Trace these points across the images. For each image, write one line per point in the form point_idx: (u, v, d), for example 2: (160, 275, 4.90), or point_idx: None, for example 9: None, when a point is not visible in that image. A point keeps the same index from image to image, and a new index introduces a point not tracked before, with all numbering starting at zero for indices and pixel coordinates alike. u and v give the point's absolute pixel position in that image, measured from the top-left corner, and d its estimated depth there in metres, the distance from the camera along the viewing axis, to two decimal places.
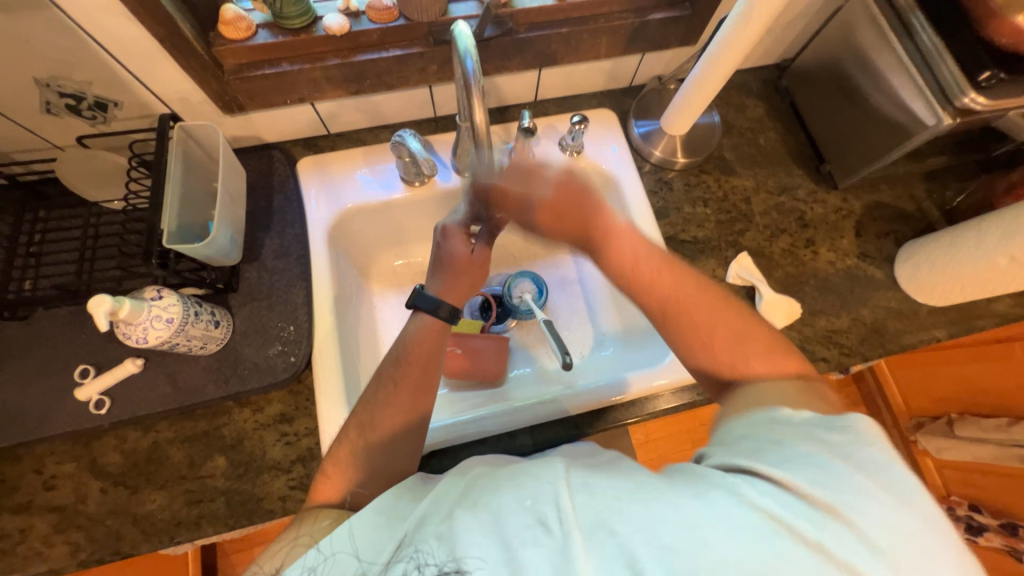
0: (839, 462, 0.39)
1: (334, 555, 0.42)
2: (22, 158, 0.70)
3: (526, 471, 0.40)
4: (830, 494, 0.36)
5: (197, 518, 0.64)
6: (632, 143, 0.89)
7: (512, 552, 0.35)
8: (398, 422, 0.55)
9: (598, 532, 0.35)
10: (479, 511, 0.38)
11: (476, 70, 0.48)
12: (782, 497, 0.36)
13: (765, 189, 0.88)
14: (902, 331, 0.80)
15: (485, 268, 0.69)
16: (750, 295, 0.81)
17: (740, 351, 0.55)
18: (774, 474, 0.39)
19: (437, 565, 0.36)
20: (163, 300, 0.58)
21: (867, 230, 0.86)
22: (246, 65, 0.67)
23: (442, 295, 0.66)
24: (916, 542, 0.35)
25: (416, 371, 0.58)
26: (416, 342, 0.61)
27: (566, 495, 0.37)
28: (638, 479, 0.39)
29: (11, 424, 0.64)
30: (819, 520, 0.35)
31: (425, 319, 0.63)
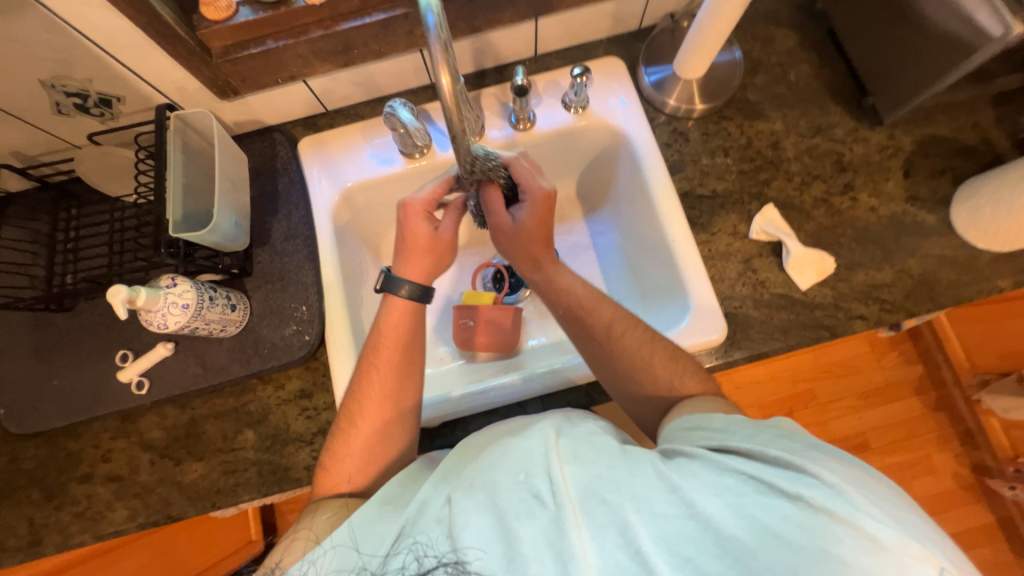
0: (791, 436, 0.47)
1: (335, 547, 0.48)
2: (48, 160, 0.74)
3: (516, 450, 0.46)
4: (790, 454, 0.44)
5: (234, 485, 0.69)
6: (643, 93, 0.82)
7: (511, 525, 0.41)
8: (384, 406, 0.62)
9: (591, 501, 0.42)
10: (475, 488, 0.45)
11: (438, 25, 0.44)
12: (752, 465, 0.44)
13: (796, 131, 0.79)
14: (957, 282, 0.71)
15: (451, 245, 0.68)
16: (776, 251, 0.74)
17: (675, 370, 0.63)
18: (741, 451, 0.46)
19: (437, 556, 0.43)
20: (177, 287, 0.61)
21: (917, 170, 0.76)
22: (233, 47, 0.66)
23: (403, 274, 0.66)
24: (872, 481, 0.42)
25: (388, 352, 0.64)
26: (388, 325, 0.65)
27: (557, 467, 0.44)
28: (623, 453, 0.46)
29: (69, 405, 0.71)
30: (793, 478, 0.42)
31: (395, 300, 0.66)
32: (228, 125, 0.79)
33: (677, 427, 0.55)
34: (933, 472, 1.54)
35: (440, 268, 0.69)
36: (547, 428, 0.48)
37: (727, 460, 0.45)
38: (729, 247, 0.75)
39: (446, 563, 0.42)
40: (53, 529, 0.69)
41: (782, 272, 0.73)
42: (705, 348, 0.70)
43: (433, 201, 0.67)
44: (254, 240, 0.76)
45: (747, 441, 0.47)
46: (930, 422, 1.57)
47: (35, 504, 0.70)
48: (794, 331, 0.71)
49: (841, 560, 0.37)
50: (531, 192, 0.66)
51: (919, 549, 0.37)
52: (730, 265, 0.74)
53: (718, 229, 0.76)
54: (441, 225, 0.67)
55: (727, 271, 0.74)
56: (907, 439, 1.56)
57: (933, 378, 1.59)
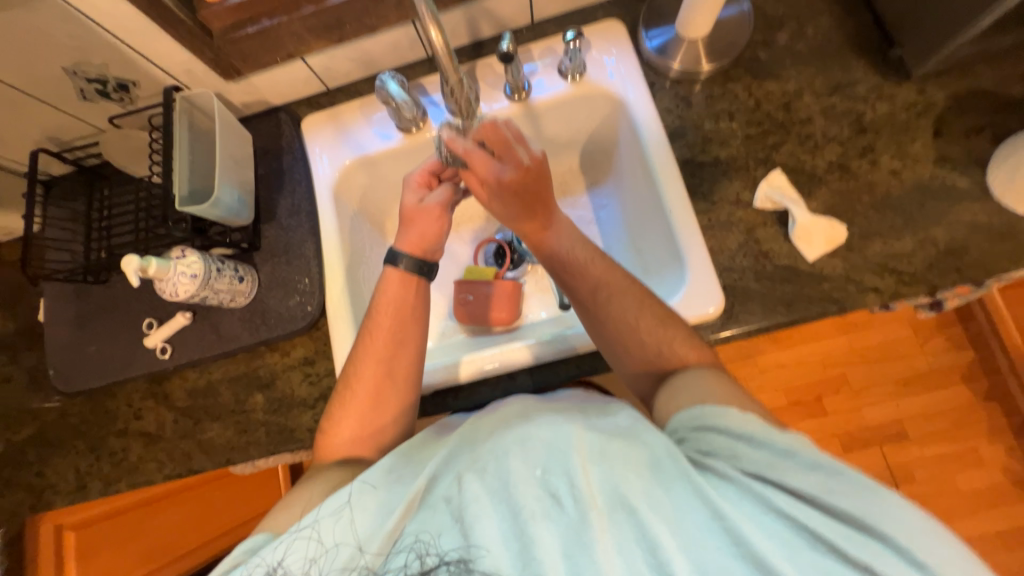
0: (853, 471, 0.45)
1: (335, 547, 0.49)
2: (81, 144, 0.81)
3: (537, 441, 0.49)
4: (858, 510, 0.43)
5: (246, 443, 0.75)
6: (645, 58, 0.78)
7: (532, 522, 0.45)
8: (377, 370, 0.65)
9: (618, 509, 0.45)
10: (492, 477, 0.48)
11: None
12: (801, 508, 0.43)
13: (811, 91, 0.73)
14: (990, 252, 0.65)
15: (439, 213, 0.69)
16: (783, 220, 0.70)
17: (666, 340, 0.62)
18: (790, 487, 0.45)
19: (453, 550, 0.47)
20: (186, 258, 0.66)
21: (951, 128, 0.69)
22: (231, 28, 0.68)
23: (402, 247, 0.69)
24: (952, 547, 0.41)
25: (386, 318, 0.66)
26: (384, 292, 0.68)
27: (584, 473, 0.46)
28: (651, 459, 0.47)
29: (105, 366, 0.79)
30: (860, 542, 0.42)
31: (391, 272, 0.68)
32: (236, 107, 0.82)
33: (693, 415, 0.52)
34: (981, 465, 1.43)
35: (439, 239, 0.70)
36: (572, 424, 0.50)
37: (774, 495, 0.44)
38: (730, 217, 0.71)
39: (449, 561, 0.46)
40: (95, 476, 0.78)
41: (788, 242, 0.69)
42: (703, 322, 0.68)
43: (427, 176, 0.71)
44: (261, 216, 0.80)
45: (800, 476, 0.45)
46: (979, 411, 1.45)
47: (80, 454, 0.79)
48: (799, 304, 0.67)
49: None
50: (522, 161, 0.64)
51: None
52: (732, 236, 0.70)
53: (720, 198, 0.72)
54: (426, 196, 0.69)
55: (728, 242, 0.70)
56: (951, 429, 1.45)
57: (986, 364, 1.46)
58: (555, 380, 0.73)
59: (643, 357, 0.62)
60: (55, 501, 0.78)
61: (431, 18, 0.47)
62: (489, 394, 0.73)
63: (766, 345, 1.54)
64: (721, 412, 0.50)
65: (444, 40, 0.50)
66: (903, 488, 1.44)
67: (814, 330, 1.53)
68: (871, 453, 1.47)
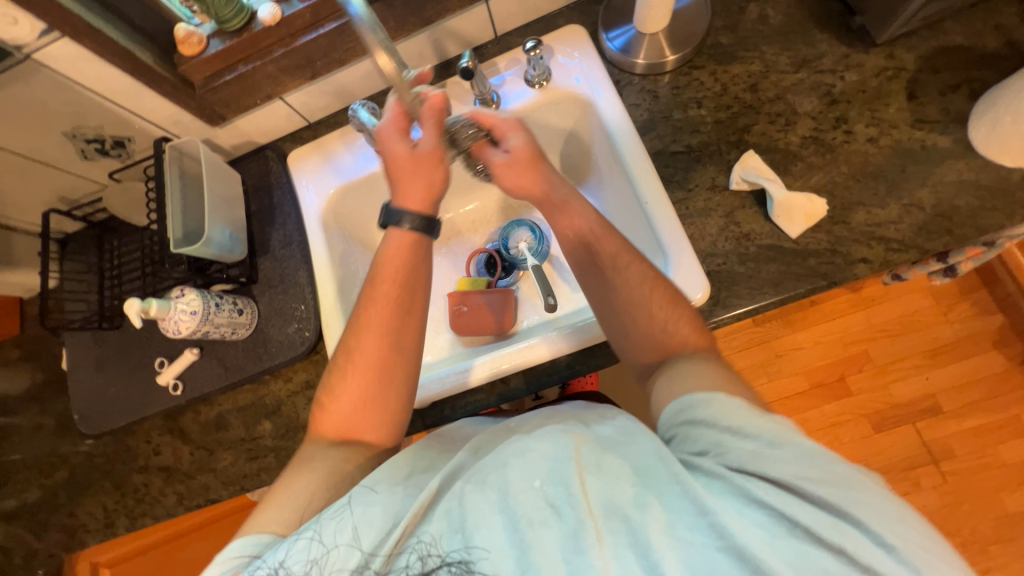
0: (830, 460, 0.44)
1: (334, 548, 0.47)
2: (87, 200, 0.87)
3: (536, 452, 0.49)
4: (833, 495, 0.42)
5: (257, 470, 0.77)
6: (609, 58, 0.79)
7: (527, 531, 0.44)
8: (376, 354, 0.62)
9: (612, 516, 0.45)
10: (491, 487, 0.47)
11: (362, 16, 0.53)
12: (788, 500, 0.42)
13: (777, 69, 0.72)
14: (981, 209, 0.63)
15: (436, 158, 0.64)
16: (761, 200, 0.69)
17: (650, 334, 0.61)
18: (772, 476, 0.43)
19: (451, 560, 0.45)
20: (185, 296, 0.70)
21: (926, 88, 0.67)
22: (211, 77, 0.73)
23: (403, 205, 0.65)
24: (920, 531, 0.41)
25: (388, 284, 0.64)
26: (388, 257, 0.65)
27: (580, 483, 0.46)
28: (643, 464, 0.47)
29: (124, 407, 0.83)
30: (843, 530, 0.41)
31: (395, 233, 0.65)
32: (226, 150, 0.87)
33: (683, 411, 0.51)
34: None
35: (436, 183, 0.65)
36: (569, 435, 0.50)
37: (757, 485, 0.43)
38: (708, 203, 0.70)
39: (451, 563, 0.45)
40: (122, 513, 0.81)
41: (769, 222, 0.68)
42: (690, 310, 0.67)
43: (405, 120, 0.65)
44: (256, 250, 0.84)
45: (778, 463, 0.44)
46: (1015, 377, 1.38)
47: (107, 492, 0.83)
48: (785, 283, 0.66)
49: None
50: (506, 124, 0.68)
51: None
52: (711, 221, 0.70)
53: (695, 185, 0.71)
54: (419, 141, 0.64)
55: (708, 228, 0.70)
56: (987, 398, 1.38)
57: (1016, 327, 1.39)
58: (548, 383, 0.73)
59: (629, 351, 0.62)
60: (88, 539, 0.82)
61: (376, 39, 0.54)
62: (485, 402, 0.74)
63: (780, 328, 1.50)
64: (710, 398, 0.50)
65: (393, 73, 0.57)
66: (943, 465, 1.37)
67: (827, 308, 1.48)
68: (904, 430, 1.40)
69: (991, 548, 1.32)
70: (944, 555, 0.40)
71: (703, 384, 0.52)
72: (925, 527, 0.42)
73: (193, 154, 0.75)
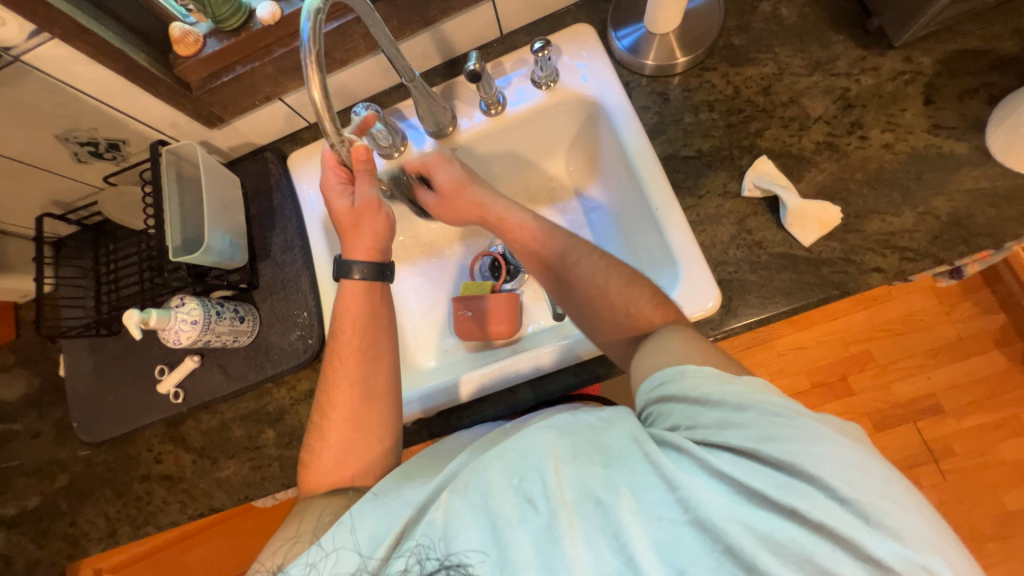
0: (789, 414, 0.44)
1: (335, 551, 0.49)
2: (82, 204, 0.85)
3: (513, 449, 0.49)
4: (788, 454, 0.42)
5: (261, 479, 0.76)
6: (618, 59, 0.77)
7: (507, 529, 0.45)
8: (353, 394, 0.64)
9: (585, 502, 0.45)
10: (471, 490, 0.48)
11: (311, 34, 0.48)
12: (746, 468, 0.42)
13: (791, 71, 0.71)
14: (998, 218, 0.62)
15: (374, 208, 0.66)
16: (773, 207, 0.68)
17: None
18: (734, 446, 0.44)
19: (438, 558, 0.46)
20: (185, 305, 0.68)
21: (943, 93, 0.66)
22: (208, 78, 0.70)
23: (352, 256, 0.67)
24: (882, 479, 0.40)
25: (349, 334, 0.66)
26: (345, 307, 0.67)
27: (555, 473, 0.46)
28: (615, 449, 0.48)
29: (124, 414, 0.82)
30: (796, 489, 0.40)
31: (349, 283, 0.67)
32: (224, 151, 0.85)
33: (652, 385, 0.51)
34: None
35: (381, 234, 0.68)
36: (546, 429, 0.50)
37: (719, 457, 0.44)
38: (719, 209, 0.69)
39: (450, 566, 0.45)
40: (124, 522, 0.80)
41: (782, 230, 0.67)
42: (701, 320, 0.66)
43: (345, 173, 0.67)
44: (256, 255, 0.82)
45: (737, 433, 0.44)
46: (1016, 377, 1.38)
47: (108, 501, 0.82)
48: (798, 292, 0.65)
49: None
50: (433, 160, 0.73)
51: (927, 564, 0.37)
52: (722, 229, 0.69)
53: (706, 191, 0.70)
54: (355, 196, 0.67)
55: (719, 235, 0.68)
56: (987, 397, 1.39)
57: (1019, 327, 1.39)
58: (556, 392, 0.72)
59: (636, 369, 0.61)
60: (90, 548, 0.81)
61: (316, 59, 0.48)
62: (492, 411, 0.73)
63: (783, 328, 1.49)
64: (680, 368, 0.50)
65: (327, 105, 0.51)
66: (943, 464, 1.38)
67: (830, 308, 1.48)
68: (904, 429, 1.41)
69: (989, 545, 1.33)
70: (906, 500, 0.39)
71: (672, 358, 0.52)
72: (886, 471, 0.41)
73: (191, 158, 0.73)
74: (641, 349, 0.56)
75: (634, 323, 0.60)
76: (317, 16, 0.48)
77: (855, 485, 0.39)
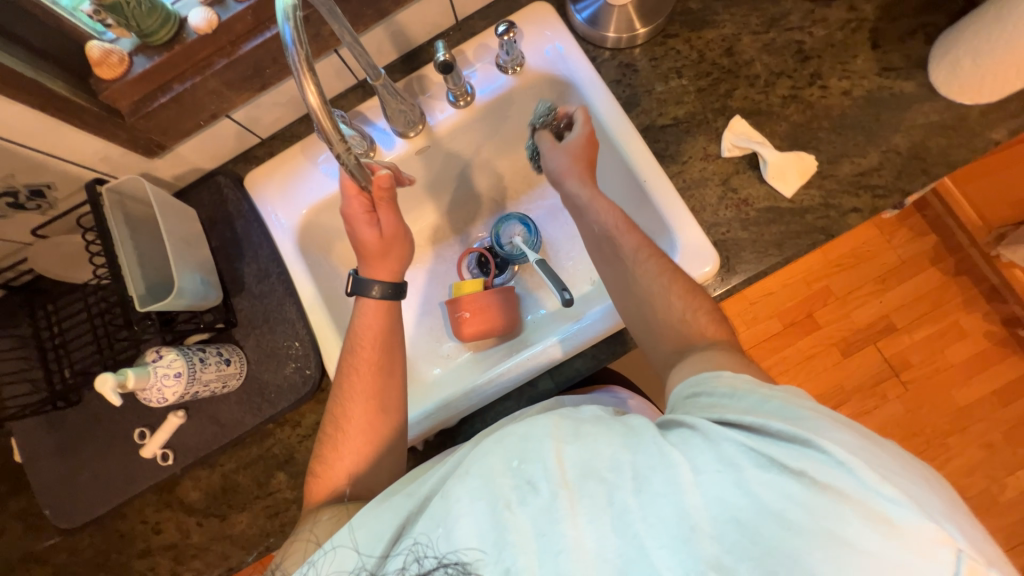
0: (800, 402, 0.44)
1: (335, 548, 0.48)
2: (9, 263, 0.74)
3: (518, 431, 0.45)
4: (798, 427, 0.40)
5: (281, 525, 0.72)
6: (580, 34, 0.76)
7: (507, 515, 0.41)
8: (365, 407, 0.61)
9: (588, 481, 0.41)
10: (471, 474, 0.44)
11: (292, 32, 0.41)
12: (759, 440, 0.40)
13: (749, 30, 0.72)
14: (950, 146, 0.67)
15: (401, 236, 0.66)
16: (753, 163, 0.70)
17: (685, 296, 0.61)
18: (745, 423, 0.42)
19: (435, 557, 0.42)
20: (164, 358, 0.61)
21: (887, 37, 0.70)
22: (141, 102, 0.62)
23: (373, 275, 0.66)
24: (894, 460, 0.39)
25: (369, 352, 0.62)
26: (365, 327, 0.63)
27: (557, 454, 0.43)
28: (617, 427, 0.45)
29: (107, 489, 0.73)
30: (809, 457, 0.39)
31: (368, 302, 0.64)
32: (170, 181, 0.76)
33: (684, 387, 0.51)
34: (963, 336, 1.53)
35: (405, 258, 0.68)
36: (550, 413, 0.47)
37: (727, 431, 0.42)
38: (703, 172, 0.70)
39: (448, 563, 0.42)
40: None
41: (765, 185, 0.69)
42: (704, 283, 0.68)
43: (369, 201, 0.63)
44: (229, 289, 0.75)
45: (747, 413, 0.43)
46: (952, 288, 1.54)
47: None
48: (789, 242, 0.68)
49: (850, 544, 0.36)
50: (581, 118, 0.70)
51: (937, 532, 0.36)
52: (709, 191, 0.70)
53: (689, 156, 0.71)
54: (382, 224, 0.64)
55: (708, 198, 0.70)
56: (931, 309, 1.54)
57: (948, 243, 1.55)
58: (574, 377, 0.72)
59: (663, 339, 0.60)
60: None
61: (305, 66, 0.42)
62: (514, 407, 0.73)
63: None
64: (714, 373, 0.50)
65: (328, 116, 0.44)
66: (903, 375, 1.53)
67: None
68: (867, 351, 1.54)
69: (951, 440, 1.49)
70: (917, 478, 0.39)
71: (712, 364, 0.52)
72: (895, 454, 0.41)
73: (137, 193, 0.64)
74: (691, 359, 0.55)
75: (647, 297, 0.60)
76: (294, 14, 0.42)
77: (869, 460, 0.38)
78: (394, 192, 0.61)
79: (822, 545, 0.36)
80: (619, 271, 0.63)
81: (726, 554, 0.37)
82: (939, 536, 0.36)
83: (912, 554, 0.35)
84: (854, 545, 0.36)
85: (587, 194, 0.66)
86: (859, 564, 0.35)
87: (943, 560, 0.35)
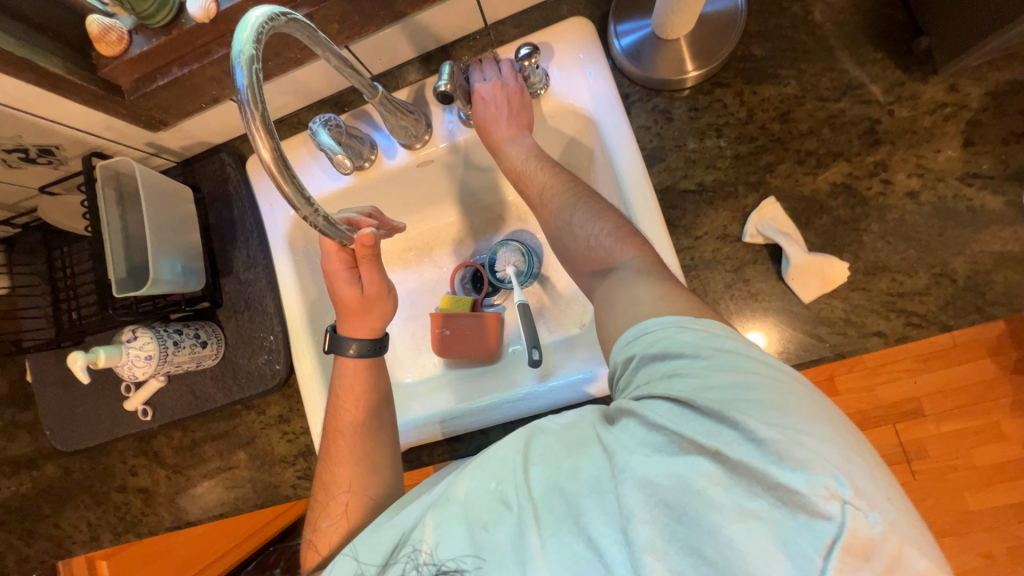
0: (715, 350, 0.40)
1: (337, 560, 0.50)
2: (29, 206, 0.78)
3: (489, 457, 0.46)
4: (715, 399, 0.37)
5: (235, 498, 0.78)
6: (615, 63, 0.66)
7: (480, 535, 0.43)
8: (355, 470, 0.61)
9: (553, 496, 0.41)
10: (453, 502, 0.45)
11: (247, 77, 0.39)
12: (678, 419, 0.38)
13: (816, 94, 0.61)
14: (1018, 285, 0.56)
15: (382, 296, 0.64)
16: (775, 255, 0.62)
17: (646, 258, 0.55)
18: (669, 395, 0.39)
19: (431, 565, 0.44)
20: (137, 340, 0.66)
21: (986, 135, 0.57)
22: (141, 81, 0.61)
23: (350, 333, 0.65)
24: (803, 413, 0.36)
25: (350, 412, 0.63)
26: (345, 388, 0.64)
27: (522, 472, 0.43)
28: (574, 431, 0.44)
29: (95, 428, 0.80)
30: (723, 436, 0.36)
31: (346, 361, 0.65)
32: (176, 151, 0.76)
33: (614, 352, 0.46)
34: (999, 440, 0.87)
35: (386, 317, 0.66)
36: (519, 434, 0.47)
37: (652, 408, 0.39)
38: (716, 254, 0.63)
39: (446, 571, 0.43)
40: (105, 528, 0.82)
41: (782, 283, 0.61)
42: None
43: (350, 254, 0.62)
44: (217, 269, 0.76)
45: (664, 382, 0.40)
46: None
47: (88, 507, 0.83)
48: (791, 352, 0.61)
49: (757, 516, 0.34)
50: (493, 86, 0.64)
51: (826, 484, 0.33)
52: (717, 276, 0.63)
53: (704, 232, 0.63)
54: (364, 282, 0.63)
55: (714, 283, 0.63)
56: (967, 405, 0.85)
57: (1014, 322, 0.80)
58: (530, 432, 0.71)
59: (580, 266, 0.58)
60: (76, 550, 0.84)
61: (263, 126, 0.40)
62: (464, 449, 0.73)
63: None
64: (640, 323, 0.45)
65: (281, 165, 0.41)
66: None
67: None
68: None
69: (943, 540, 0.94)
70: (816, 422, 0.35)
71: (644, 310, 0.46)
72: (795, 397, 0.37)
73: (132, 174, 0.67)
74: (608, 281, 0.53)
75: None
76: (251, 66, 0.39)
77: (774, 425, 0.35)
78: (377, 249, 0.59)
79: (730, 521, 0.34)
80: (557, 225, 0.60)
81: (659, 537, 0.36)
82: (830, 495, 0.32)
83: (802, 515, 0.33)
84: (766, 518, 0.34)
85: (525, 157, 0.63)
86: (767, 536, 0.33)
87: (833, 516, 0.32)
